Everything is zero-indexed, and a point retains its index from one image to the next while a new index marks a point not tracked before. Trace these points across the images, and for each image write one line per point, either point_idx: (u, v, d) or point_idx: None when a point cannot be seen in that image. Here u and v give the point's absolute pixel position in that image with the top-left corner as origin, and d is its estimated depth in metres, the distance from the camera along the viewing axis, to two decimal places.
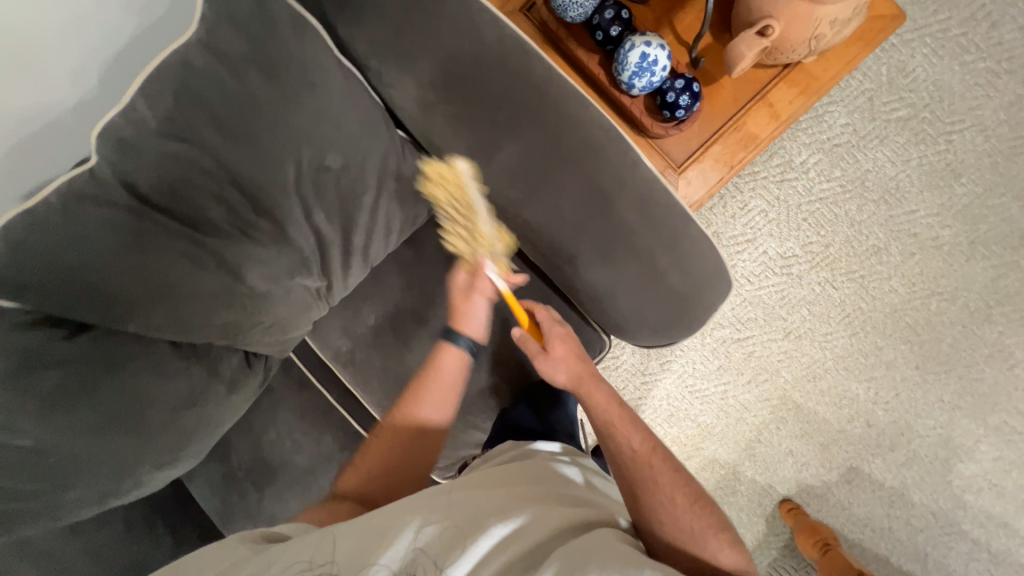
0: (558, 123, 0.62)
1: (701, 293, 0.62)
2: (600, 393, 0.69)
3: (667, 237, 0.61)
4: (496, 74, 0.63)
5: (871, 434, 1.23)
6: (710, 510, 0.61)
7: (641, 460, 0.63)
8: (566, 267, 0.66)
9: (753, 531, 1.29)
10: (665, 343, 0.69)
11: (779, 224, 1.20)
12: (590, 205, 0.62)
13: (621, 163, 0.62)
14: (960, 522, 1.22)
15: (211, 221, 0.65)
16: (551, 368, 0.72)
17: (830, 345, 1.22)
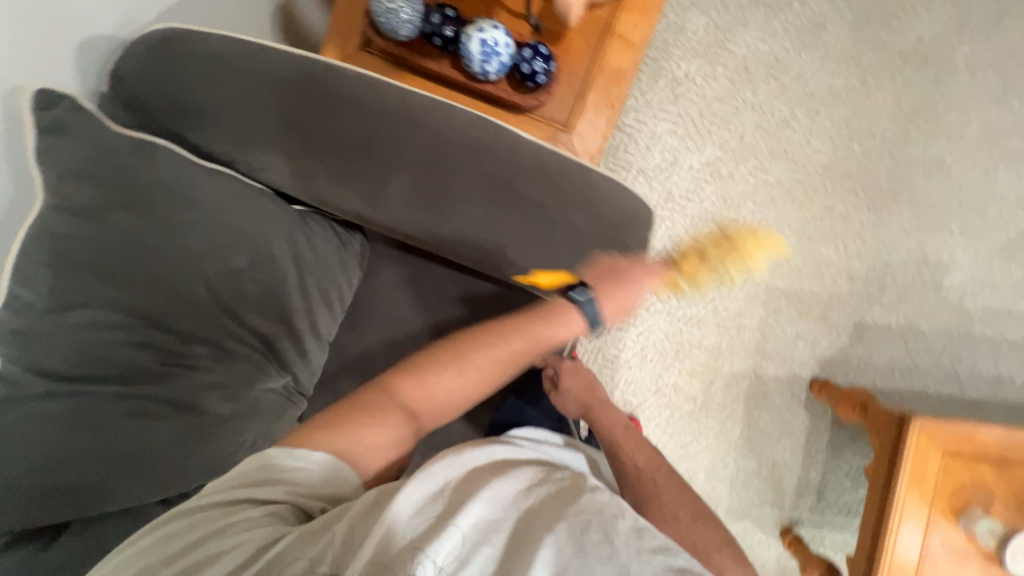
0: (430, 135, 0.63)
1: (626, 236, 0.64)
2: (606, 419, 0.85)
3: (574, 195, 0.63)
4: (353, 117, 0.63)
5: (858, 285, 1.26)
6: (705, 515, 0.76)
7: (643, 475, 0.79)
8: (499, 262, 0.67)
9: (799, 421, 1.32)
10: (616, 293, 0.69)
11: (690, 137, 1.23)
12: (492, 195, 0.63)
13: (502, 146, 0.63)
14: (974, 329, 1.26)
15: (142, 368, 0.62)
16: (563, 401, 0.87)
17: (785, 223, 1.25)
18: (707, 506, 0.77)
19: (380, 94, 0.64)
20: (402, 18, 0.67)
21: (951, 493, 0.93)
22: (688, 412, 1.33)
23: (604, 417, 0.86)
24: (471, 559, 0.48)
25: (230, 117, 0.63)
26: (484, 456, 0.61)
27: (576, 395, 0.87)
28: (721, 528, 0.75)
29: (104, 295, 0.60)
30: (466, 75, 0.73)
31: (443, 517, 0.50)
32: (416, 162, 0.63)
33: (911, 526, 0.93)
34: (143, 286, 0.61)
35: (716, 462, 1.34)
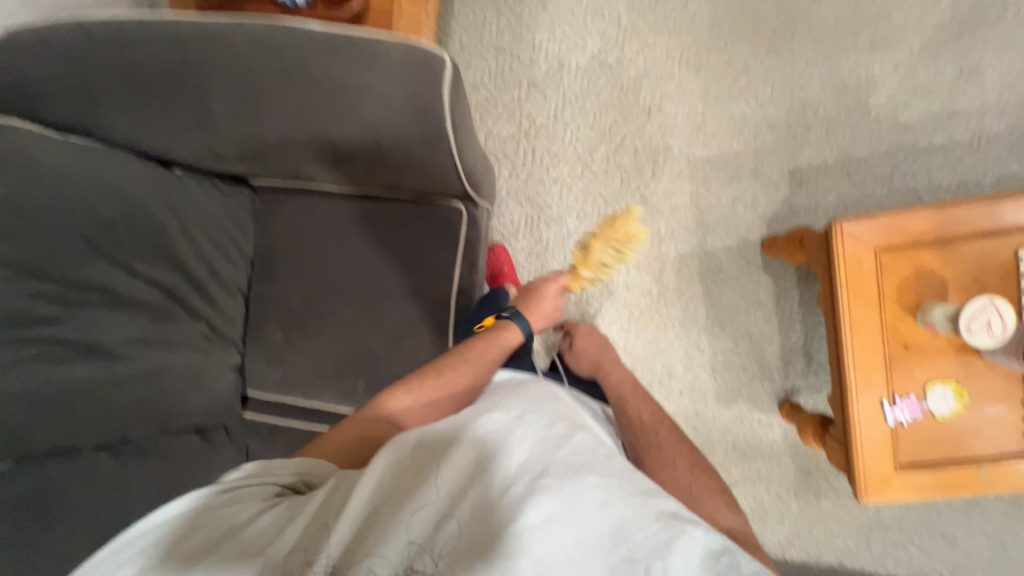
0: (223, 44, 0.64)
1: (427, 86, 0.64)
2: (617, 376, 0.94)
3: (364, 59, 0.63)
4: (152, 44, 0.64)
5: (781, 131, 1.22)
6: (710, 473, 0.80)
7: (648, 427, 0.85)
8: (336, 146, 0.71)
9: (762, 287, 1.27)
10: (452, 144, 0.69)
11: (569, 37, 1.26)
12: (293, 87, 0.65)
13: (288, 36, 0.63)
14: (918, 141, 1.19)
15: (41, 316, 0.65)
16: (578, 358, 0.99)
17: (687, 92, 1.24)
18: (711, 468, 0.81)
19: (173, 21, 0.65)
20: None
21: (899, 291, 0.88)
22: (648, 307, 1.30)
23: (613, 376, 0.94)
24: (488, 530, 0.52)
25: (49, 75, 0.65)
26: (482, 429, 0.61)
27: (589, 353, 1.00)
28: (724, 489, 0.78)
29: None
30: (282, 6, 0.79)
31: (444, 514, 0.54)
32: (219, 66, 0.64)
33: (867, 339, 0.89)
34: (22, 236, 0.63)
35: (691, 351, 1.31)
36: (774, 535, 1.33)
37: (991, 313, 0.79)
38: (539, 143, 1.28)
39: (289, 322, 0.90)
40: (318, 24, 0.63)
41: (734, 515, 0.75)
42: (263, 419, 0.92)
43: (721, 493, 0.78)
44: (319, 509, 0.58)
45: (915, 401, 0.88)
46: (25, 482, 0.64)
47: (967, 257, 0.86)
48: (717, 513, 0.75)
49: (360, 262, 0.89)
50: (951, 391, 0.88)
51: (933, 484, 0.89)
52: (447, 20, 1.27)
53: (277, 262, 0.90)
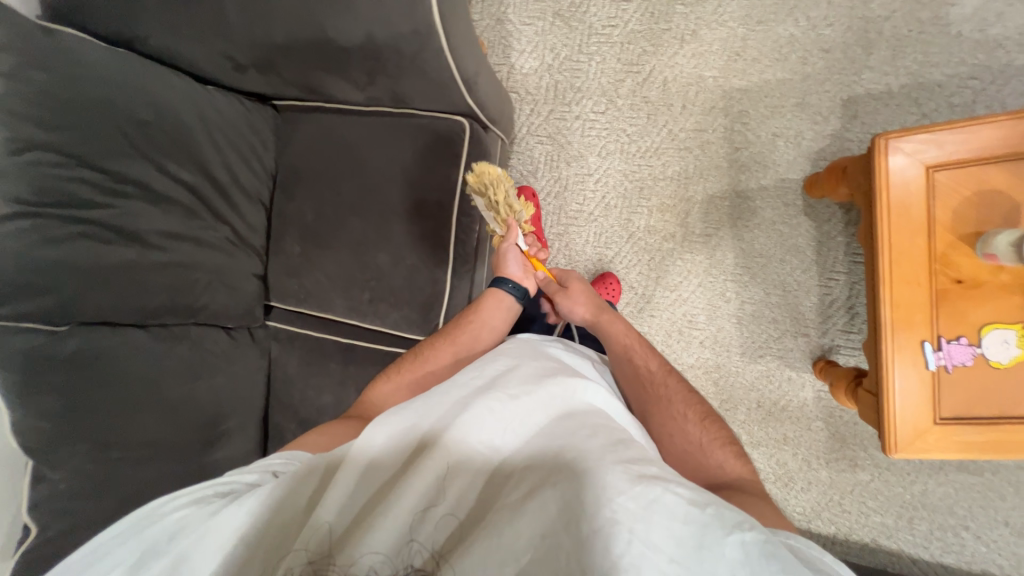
0: None
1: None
2: (617, 324, 0.85)
3: None
4: None
5: (836, 55, 1.09)
6: (721, 427, 0.72)
7: (657, 378, 0.77)
8: (335, 44, 0.74)
9: (802, 233, 1.16)
10: (441, 37, 0.71)
11: None
12: None
13: None
14: (1011, 61, 1.00)
15: (87, 200, 0.75)
16: (571, 300, 0.89)
17: (726, 15, 1.14)
18: (724, 421, 0.73)
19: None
20: None
21: (953, 218, 0.76)
22: (672, 252, 1.23)
23: (611, 327, 0.85)
24: (476, 517, 0.53)
25: None
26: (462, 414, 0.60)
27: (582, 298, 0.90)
28: (734, 441, 0.71)
29: (37, 136, 0.70)
30: None
31: (429, 500, 0.52)
32: None
33: (913, 274, 0.78)
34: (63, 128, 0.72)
35: (716, 302, 1.22)
36: (798, 504, 1.24)
37: None
38: (562, 78, 1.24)
39: (304, 235, 0.96)
40: None
41: (743, 467, 0.68)
42: (282, 325, 1.01)
43: (731, 445, 0.70)
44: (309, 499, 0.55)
45: (966, 345, 0.78)
46: (78, 343, 0.74)
47: None
48: (726, 463, 0.67)
49: (370, 179, 0.93)
50: (1011, 335, 0.76)
51: (980, 441, 0.78)
52: None
53: (295, 178, 0.96)
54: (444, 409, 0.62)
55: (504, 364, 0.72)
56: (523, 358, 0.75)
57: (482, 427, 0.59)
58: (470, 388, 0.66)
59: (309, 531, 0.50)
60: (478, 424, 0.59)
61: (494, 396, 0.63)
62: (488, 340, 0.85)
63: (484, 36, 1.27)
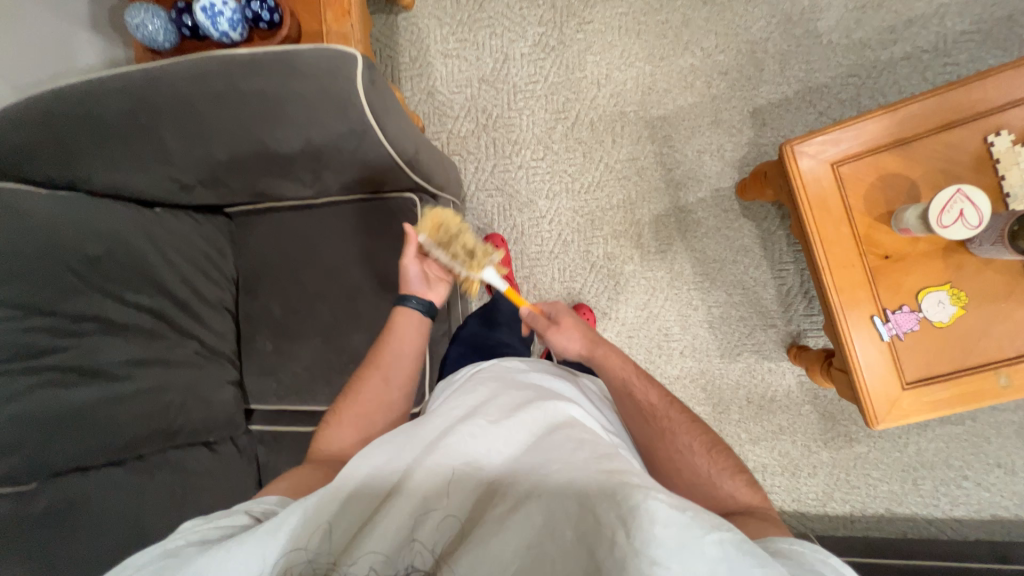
0: (164, 85, 0.72)
1: (338, 79, 0.70)
2: (614, 360, 0.84)
3: (280, 68, 0.69)
4: (106, 96, 0.73)
5: (734, 75, 1.22)
6: (728, 456, 0.73)
7: (659, 412, 0.77)
8: (276, 153, 0.77)
9: (746, 234, 1.25)
10: (377, 132, 0.75)
11: (509, 28, 1.31)
12: (228, 108, 0.72)
13: (214, 65, 0.71)
14: (878, 57, 1.16)
15: (45, 347, 0.73)
16: (565, 336, 0.87)
17: (631, 56, 1.26)
18: (726, 445, 0.74)
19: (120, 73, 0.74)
20: (152, 29, 0.83)
21: (868, 203, 0.85)
22: (633, 274, 1.29)
23: (609, 364, 0.84)
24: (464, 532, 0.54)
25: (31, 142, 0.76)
26: (451, 435, 0.61)
27: (578, 334, 0.88)
28: (741, 467, 0.72)
29: None
30: (223, 46, 0.88)
31: (418, 519, 0.55)
32: (165, 105, 0.73)
33: (846, 258, 0.85)
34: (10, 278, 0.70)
35: (687, 310, 1.28)
36: (810, 490, 1.26)
37: (963, 203, 0.75)
38: (498, 135, 1.32)
39: (276, 332, 0.96)
40: (237, 49, 0.70)
41: (753, 493, 0.69)
42: (265, 426, 0.98)
43: (739, 474, 0.71)
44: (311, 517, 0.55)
45: (909, 312, 0.84)
46: (49, 498, 0.70)
47: (932, 153, 0.83)
48: (736, 493, 0.68)
49: (333, 266, 0.95)
50: (946, 296, 0.84)
51: (947, 396, 0.84)
52: (394, 36, 1.34)
53: (257, 279, 0.97)
54: (435, 433, 0.64)
55: (494, 387, 0.73)
56: (509, 378, 0.77)
57: (471, 447, 0.60)
58: (458, 411, 0.68)
59: (316, 546, 0.53)
60: (466, 445, 0.60)
61: (479, 418, 0.64)
62: (414, 353, 0.83)
63: (418, 110, 1.35)
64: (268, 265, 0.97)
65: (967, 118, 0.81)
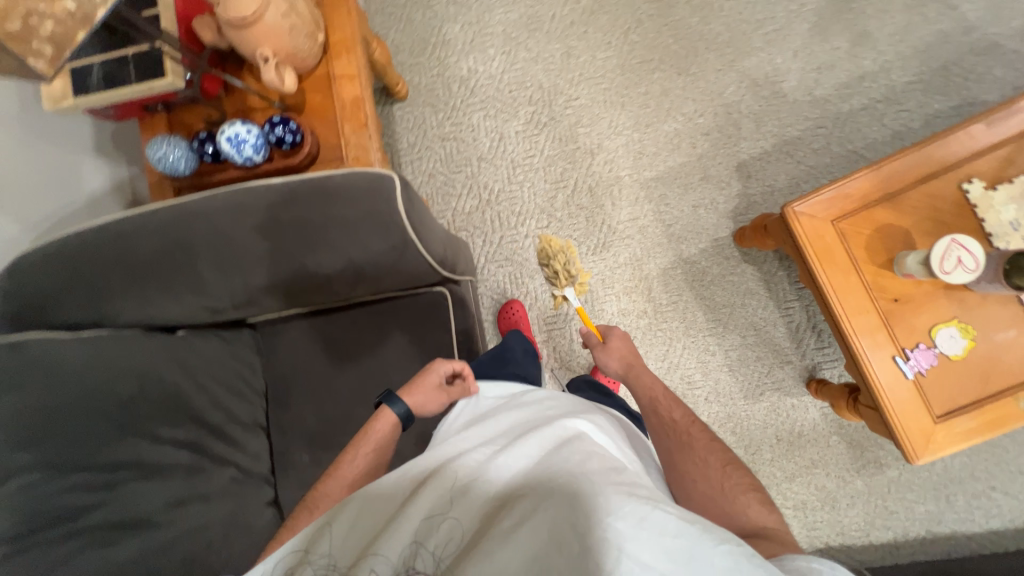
0: (205, 221, 0.75)
1: (379, 203, 0.75)
2: (645, 375, 0.87)
3: (322, 198, 0.74)
4: (142, 236, 0.75)
5: (716, 135, 1.32)
6: (748, 479, 0.71)
7: (680, 426, 0.78)
8: (314, 274, 0.79)
9: (749, 277, 1.31)
10: (418, 244, 0.79)
11: (501, 109, 1.39)
12: (271, 238, 0.75)
13: (257, 198, 0.74)
14: (839, 109, 1.28)
15: (81, 506, 0.70)
16: (607, 354, 0.93)
17: (619, 125, 1.35)
18: (744, 464, 0.73)
19: (155, 211, 0.75)
20: (174, 159, 0.84)
21: (869, 254, 0.92)
22: (649, 326, 1.33)
23: (641, 380, 0.87)
24: (470, 543, 0.56)
25: (63, 290, 0.75)
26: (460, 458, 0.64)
27: (620, 352, 0.93)
28: (759, 490, 0.70)
29: (23, 460, 0.67)
30: (245, 167, 0.89)
31: (423, 533, 0.56)
32: (206, 241, 0.75)
33: (860, 305, 0.91)
34: (41, 441, 0.68)
35: (705, 356, 1.31)
36: (853, 521, 1.27)
37: (959, 250, 0.83)
38: (502, 208, 1.37)
39: (312, 443, 0.92)
40: (279, 181, 0.74)
41: (768, 513, 0.67)
42: None
43: (754, 492, 0.70)
44: (316, 530, 0.59)
45: (926, 349, 0.90)
46: None
47: (916, 204, 0.91)
48: (749, 510, 0.67)
49: (368, 366, 0.93)
50: (956, 330, 0.90)
51: (977, 425, 0.88)
52: (391, 126, 1.40)
53: (288, 390, 0.94)
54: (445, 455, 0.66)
55: (503, 411, 0.75)
56: (517, 399, 0.78)
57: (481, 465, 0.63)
58: (468, 434, 0.70)
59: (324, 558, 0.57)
60: (476, 464, 0.63)
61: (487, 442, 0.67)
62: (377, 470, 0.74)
63: (422, 191, 1.39)
64: (300, 375, 0.94)
65: (941, 173, 0.91)
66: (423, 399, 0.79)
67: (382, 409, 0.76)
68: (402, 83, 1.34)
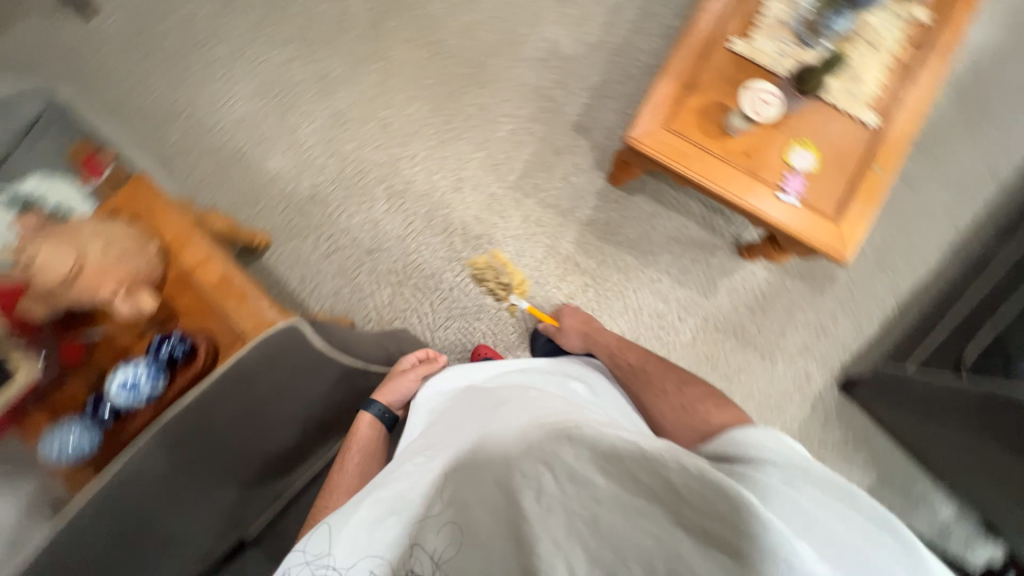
0: (142, 482, 0.67)
1: (297, 349, 0.76)
2: (604, 340, 1.04)
3: (244, 381, 0.72)
4: (76, 550, 0.63)
5: (543, 116, 1.46)
6: (702, 391, 0.84)
7: (637, 369, 0.92)
8: (274, 444, 0.82)
9: (641, 203, 1.44)
10: (342, 357, 0.85)
11: (360, 200, 1.42)
12: (219, 441, 0.73)
13: (180, 426, 0.69)
14: (615, 41, 1.46)
15: None
16: (570, 339, 1.10)
17: (464, 154, 1.45)
18: (698, 382, 0.86)
19: (65, 521, 0.61)
20: (75, 443, 0.77)
21: (707, 134, 1.05)
22: (596, 292, 1.41)
23: (602, 346, 1.03)
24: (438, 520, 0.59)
25: None
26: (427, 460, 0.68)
27: (579, 334, 1.11)
28: (714, 397, 0.82)
29: None
30: (154, 404, 0.84)
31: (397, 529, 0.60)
32: (159, 493, 0.69)
33: (727, 175, 1.04)
34: None
35: (654, 286, 1.42)
36: (843, 331, 1.42)
37: (756, 96, 1.01)
38: (416, 278, 1.39)
39: None
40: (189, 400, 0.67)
41: (725, 412, 0.77)
42: None
43: (710, 398, 0.82)
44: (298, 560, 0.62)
45: (792, 175, 1.04)
46: None
47: (710, 79, 1.06)
48: (708, 414, 0.78)
49: None
50: (801, 148, 1.04)
51: (863, 205, 1.03)
52: (273, 274, 1.38)
53: None
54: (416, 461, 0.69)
55: (465, 408, 0.78)
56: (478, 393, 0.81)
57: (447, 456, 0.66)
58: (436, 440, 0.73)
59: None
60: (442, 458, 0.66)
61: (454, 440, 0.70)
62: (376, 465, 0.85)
63: (338, 310, 1.37)
64: None
65: (711, 46, 1.07)
66: (393, 392, 0.93)
67: (361, 415, 0.90)
68: (259, 234, 1.32)
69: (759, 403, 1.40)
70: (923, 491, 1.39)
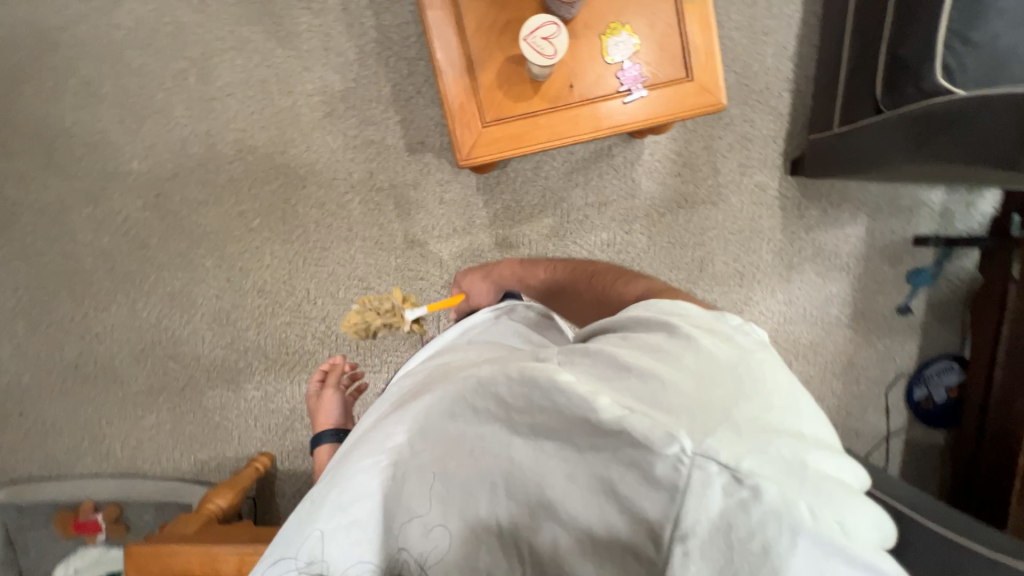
0: None
1: None
2: (506, 270, 1.09)
3: None
4: None
5: (375, 163, 1.31)
6: (603, 268, 0.96)
7: (549, 277, 1.01)
8: None
9: (520, 164, 1.34)
10: None
11: (303, 365, 1.37)
12: None
13: None
14: (373, 38, 1.26)
15: None
16: (478, 291, 1.13)
17: (344, 255, 1.34)
18: (596, 267, 0.98)
19: None
20: None
21: (524, 98, 0.93)
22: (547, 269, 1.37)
23: (506, 279, 1.08)
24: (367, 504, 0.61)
25: None
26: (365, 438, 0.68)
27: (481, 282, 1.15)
28: (609, 271, 0.95)
29: None
30: None
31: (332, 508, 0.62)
32: None
33: (570, 119, 0.94)
34: None
35: (588, 223, 1.37)
36: (765, 125, 1.36)
37: (536, 35, 0.84)
38: None
39: None
40: None
41: (626, 276, 0.90)
42: None
43: (609, 273, 0.93)
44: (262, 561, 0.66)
45: (624, 67, 0.93)
46: None
47: (483, 42, 0.91)
48: (617, 283, 0.89)
49: None
50: (610, 35, 0.93)
51: (703, 39, 0.93)
52: (297, 476, 1.38)
53: None
54: (360, 440, 0.70)
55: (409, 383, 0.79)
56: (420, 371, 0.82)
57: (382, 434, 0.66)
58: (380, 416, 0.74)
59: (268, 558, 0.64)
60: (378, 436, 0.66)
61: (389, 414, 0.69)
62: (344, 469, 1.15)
63: None
64: None
65: (457, 10, 0.90)
66: (326, 412, 1.23)
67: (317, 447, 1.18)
68: (257, 459, 1.31)
69: (740, 241, 1.41)
70: (909, 197, 1.43)
